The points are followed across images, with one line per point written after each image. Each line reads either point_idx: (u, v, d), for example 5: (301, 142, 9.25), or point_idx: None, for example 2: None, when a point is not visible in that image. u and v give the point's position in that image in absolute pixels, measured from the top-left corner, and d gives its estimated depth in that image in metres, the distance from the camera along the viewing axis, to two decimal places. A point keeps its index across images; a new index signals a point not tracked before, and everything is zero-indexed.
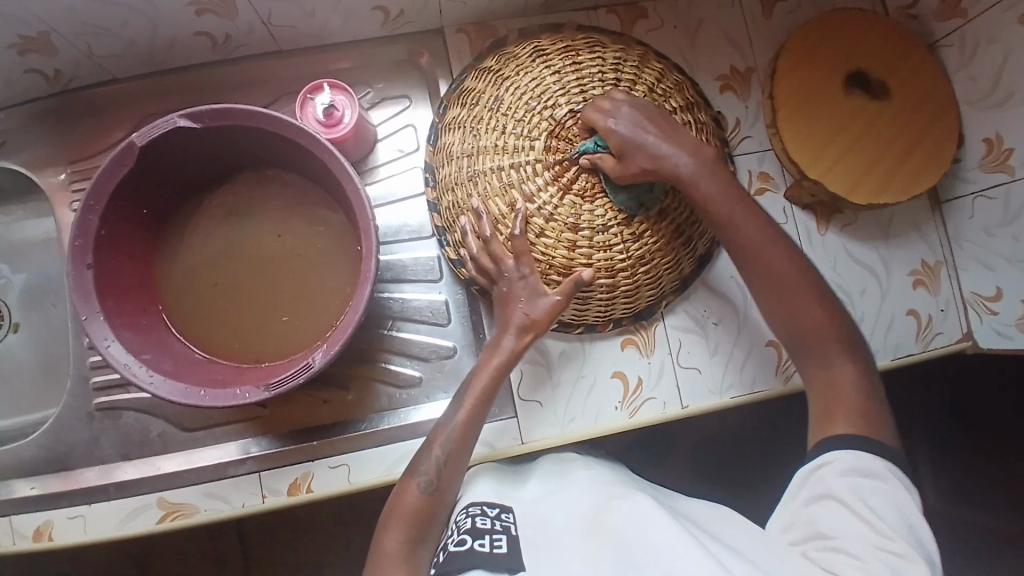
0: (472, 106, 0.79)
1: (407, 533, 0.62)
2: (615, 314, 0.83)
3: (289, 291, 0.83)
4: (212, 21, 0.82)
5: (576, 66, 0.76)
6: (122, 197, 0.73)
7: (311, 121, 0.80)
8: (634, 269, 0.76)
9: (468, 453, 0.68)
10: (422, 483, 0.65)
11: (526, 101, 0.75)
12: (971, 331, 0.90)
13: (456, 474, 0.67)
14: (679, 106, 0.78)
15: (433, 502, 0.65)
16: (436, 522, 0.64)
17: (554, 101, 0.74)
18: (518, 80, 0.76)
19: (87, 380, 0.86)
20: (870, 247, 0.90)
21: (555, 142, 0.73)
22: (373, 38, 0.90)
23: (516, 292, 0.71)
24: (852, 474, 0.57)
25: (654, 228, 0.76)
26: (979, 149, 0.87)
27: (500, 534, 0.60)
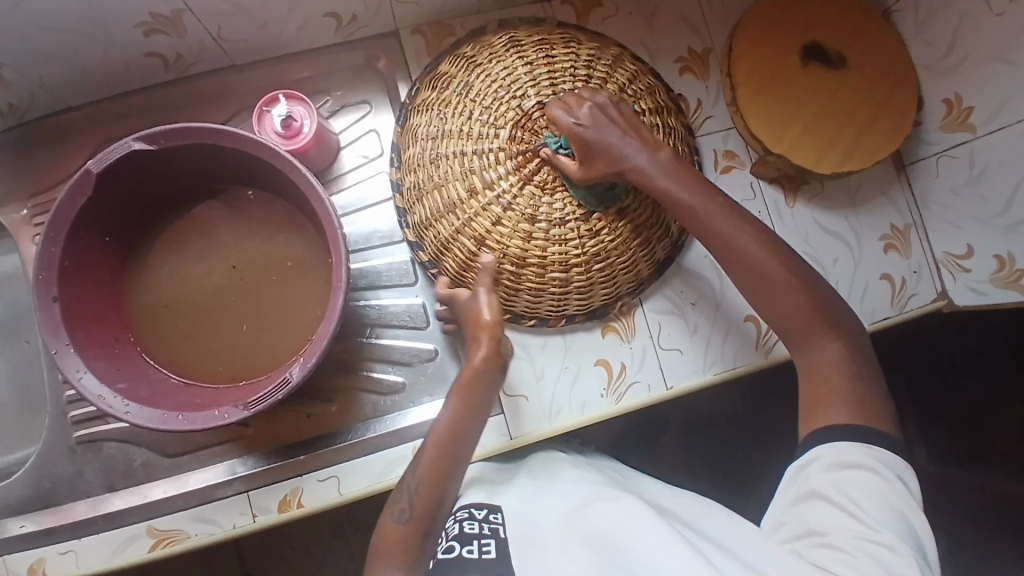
0: (442, 90, 0.79)
1: (387, 566, 0.59)
2: (569, 311, 0.83)
3: (261, 306, 0.83)
4: (163, 41, 0.81)
5: (549, 59, 0.77)
6: (84, 225, 0.72)
7: (270, 133, 0.79)
8: (588, 267, 0.77)
9: (452, 475, 0.64)
10: (400, 515, 0.62)
11: (495, 89, 0.75)
12: (945, 290, 0.91)
13: (435, 499, 0.62)
14: (649, 108, 0.79)
15: (412, 532, 0.61)
16: (419, 550, 0.61)
17: (522, 91, 0.75)
18: (491, 69, 0.77)
19: (65, 414, 0.85)
20: (840, 216, 0.91)
21: (522, 130, 0.74)
22: (329, 46, 0.89)
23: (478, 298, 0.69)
24: (839, 466, 0.56)
25: (613, 227, 0.76)
26: (939, 110, 0.88)
27: (488, 538, 0.61)
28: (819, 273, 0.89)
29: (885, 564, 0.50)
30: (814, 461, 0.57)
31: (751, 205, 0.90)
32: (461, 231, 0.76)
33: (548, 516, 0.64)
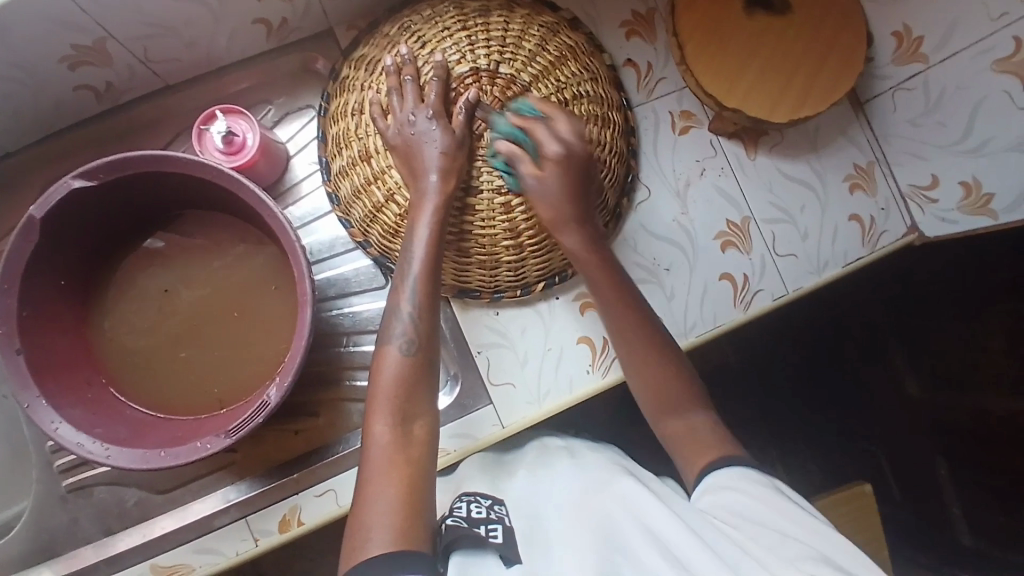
0: (377, 52, 0.79)
1: (394, 414, 0.61)
2: (501, 283, 0.83)
3: (228, 327, 0.81)
4: (91, 70, 0.78)
5: (489, 25, 0.78)
6: (37, 273, 0.70)
7: (214, 152, 0.77)
8: (494, 240, 0.78)
9: (427, 389, 0.64)
10: (400, 346, 0.64)
11: (438, 47, 0.76)
12: (915, 223, 0.90)
13: (430, 330, 0.66)
14: (582, 73, 0.80)
15: (414, 357, 0.64)
16: (424, 379, 0.64)
17: (465, 53, 0.75)
18: (445, 29, 0.77)
19: (51, 464, 0.83)
20: (802, 162, 0.90)
21: (457, 85, 0.74)
22: (263, 53, 0.86)
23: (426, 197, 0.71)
24: (754, 484, 0.58)
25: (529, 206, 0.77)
26: (889, 43, 0.88)
27: (496, 523, 0.59)
28: (787, 222, 0.89)
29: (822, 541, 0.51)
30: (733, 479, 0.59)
31: (711, 162, 0.89)
32: (371, 188, 0.77)
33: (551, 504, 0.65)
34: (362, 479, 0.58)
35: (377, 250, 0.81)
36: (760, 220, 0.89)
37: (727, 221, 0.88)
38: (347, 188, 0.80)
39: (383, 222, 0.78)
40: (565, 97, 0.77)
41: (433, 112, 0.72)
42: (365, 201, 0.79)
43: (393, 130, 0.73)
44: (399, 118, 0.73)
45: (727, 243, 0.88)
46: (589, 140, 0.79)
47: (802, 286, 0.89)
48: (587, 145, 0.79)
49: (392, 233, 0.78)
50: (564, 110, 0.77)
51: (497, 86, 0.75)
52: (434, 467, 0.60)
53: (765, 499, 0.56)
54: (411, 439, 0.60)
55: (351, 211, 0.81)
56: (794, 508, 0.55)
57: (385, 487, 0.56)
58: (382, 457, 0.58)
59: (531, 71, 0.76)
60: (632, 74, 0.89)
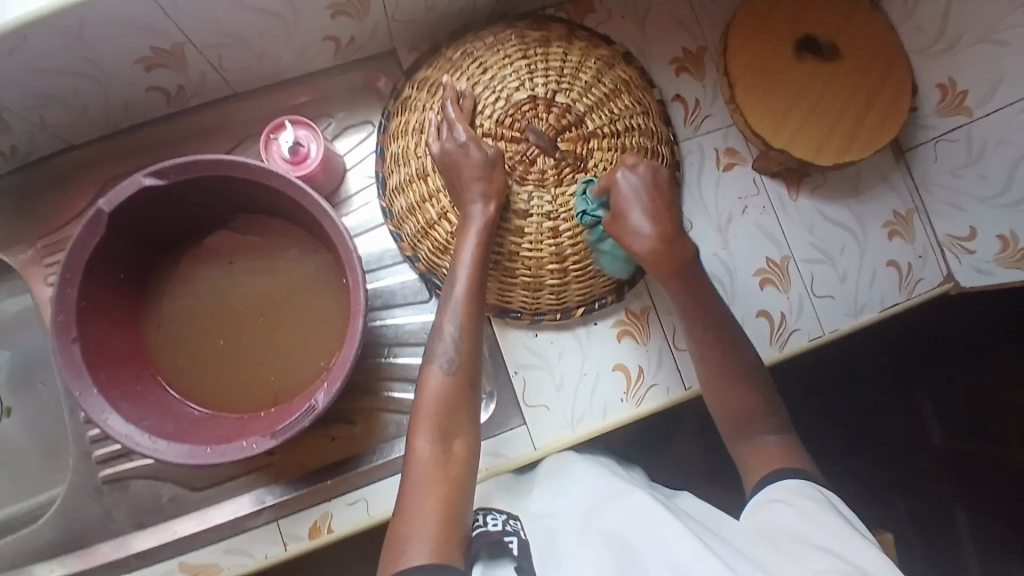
0: (439, 74, 0.81)
1: (435, 434, 0.62)
2: (543, 306, 0.84)
3: (273, 331, 0.83)
4: (165, 74, 0.81)
5: (548, 55, 0.80)
6: (98, 266, 0.72)
7: (279, 160, 0.79)
8: (541, 263, 0.80)
9: (468, 409, 0.65)
10: (442, 366, 0.66)
11: (498, 74, 0.79)
12: (951, 271, 0.93)
13: (472, 350, 0.68)
14: (635, 106, 0.82)
15: (456, 377, 0.66)
16: (467, 398, 0.65)
17: (523, 81, 0.78)
18: (506, 57, 0.80)
19: (88, 453, 0.85)
20: (843, 206, 0.92)
21: (516, 113, 0.77)
22: (327, 69, 0.89)
23: (474, 220, 0.73)
24: (803, 496, 0.58)
25: (577, 233, 0.78)
26: (934, 95, 0.90)
27: (512, 534, 0.60)
28: (826, 263, 0.90)
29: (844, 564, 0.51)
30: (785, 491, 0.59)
31: (753, 201, 0.91)
32: (425, 206, 0.80)
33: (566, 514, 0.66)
34: (402, 496, 0.59)
35: (424, 265, 0.83)
36: (799, 259, 0.90)
37: (767, 259, 0.90)
38: (401, 204, 0.82)
39: (434, 239, 0.80)
40: (619, 128, 0.80)
41: (465, 137, 0.74)
42: (418, 218, 0.81)
43: (442, 150, 0.75)
44: (444, 141, 0.75)
45: (766, 281, 0.89)
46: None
47: (838, 327, 0.89)
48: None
49: (442, 251, 0.80)
50: (616, 141, 0.79)
51: (554, 114, 0.77)
52: (473, 486, 0.60)
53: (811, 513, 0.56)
54: (451, 458, 0.61)
55: (403, 226, 0.83)
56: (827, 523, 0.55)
57: (424, 505, 0.57)
58: (423, 475, 0.59)
59: (587, 101, 0.79)
60: (681, 109, 0.92)
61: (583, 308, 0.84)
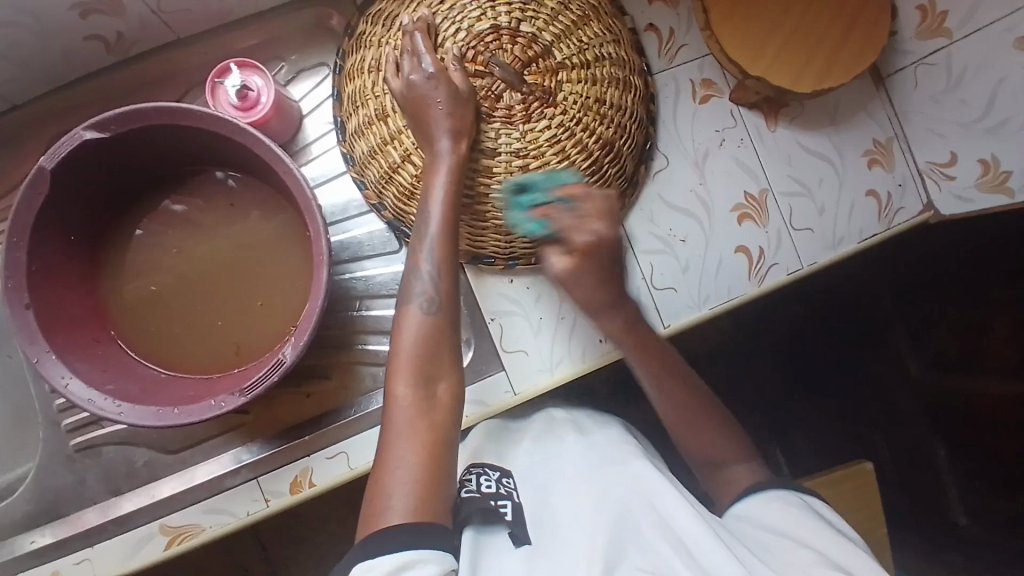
0: (396, 7, 0.77)
1: (415, 378, 0.60)
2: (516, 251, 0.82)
3: (240, 287, 0.80)
4: (103, 20, 0.76)
5: None
6: (46, 228, 0.69)
7: (227, 106, 0.75)
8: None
9: (449, 352, 0.63)
10: (420, 307, 0.64)
11: (459, 3, 0.74)
12: (931, 200, 0.90)
13: (451, 290, 0.66)
14: (604, 34, 0.78)
15: (435, 318, 0.64)
16: (447, 338, 0.63)
17: (486, 10, 0.74)
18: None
19: (58, 424, 0.82)
20: (822, 135, 0.89)
21: (478, 45, 0.73)
22: (276, 8, 0.84)
23: (438, 160, 0.70)
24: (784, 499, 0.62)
25: (548, 170, 0.75)
26: (913, 18, 0.86)
27: (505, 498, 0.62)
28: (805, 196, 0.88)
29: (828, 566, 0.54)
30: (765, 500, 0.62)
31: (730, 133, 0.88)
32: (387, 148, 0.76)
33: (555, 477, 0.67)
34: (382, 444, 0.58)
35: (391, 214, 0.80)
36: (777, 192, 0.88)
37: (745, 193, 0.88)
38: (361, 148, 0.78)
39: (399, 184, 0.77)
40: (588, 58, 0.76)
41: (430, 71, 0.70)
42: (380, 162, 0.77)
43: (403, 88, 0.72)
44: (407, 76, 0.71)
45: (744, 216, 0.87)
46: (610, 103, 0.77)
47: (818, 260, 0.88)
48: (608, 109, 0.77)
49: (407, 196, 0.77)
50: (586, 71, 0.76)
51: (518, 45, 0.73)
52: (458, 430, 0.59)
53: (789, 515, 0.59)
54: (434, 401, 0.59)
55: (366, 172, 0.79)
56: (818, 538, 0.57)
57: (404, 450, 0.56)
58: (404, 420, 0.58)
59: (553, 30, 0.75)
60: (654, 39, 0.88)
61: None
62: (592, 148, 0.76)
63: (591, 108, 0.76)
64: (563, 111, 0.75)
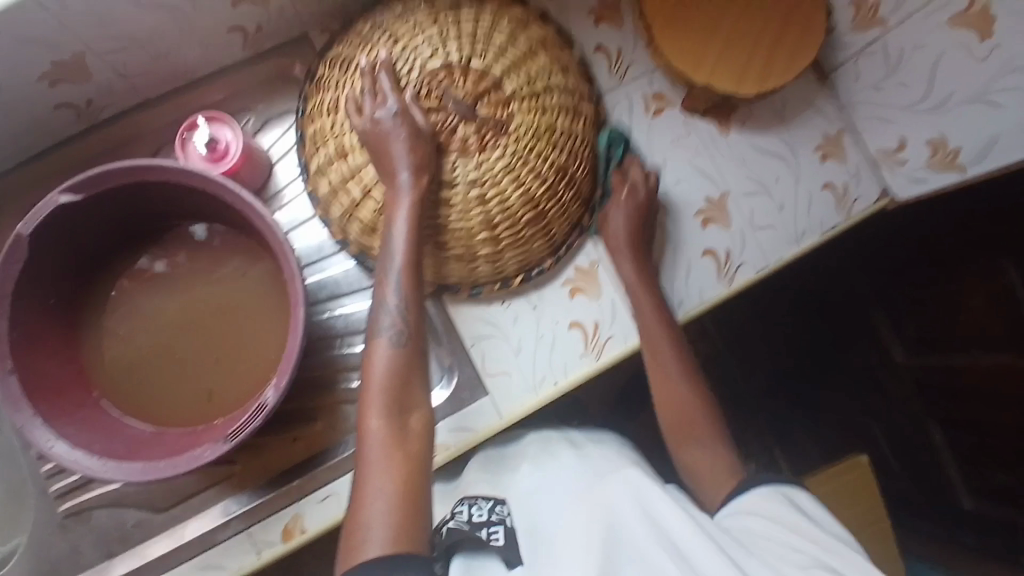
0: (351, 51, 0.80)
1: (387, 410, 0.61)
2: (481, 276, 0.83)
3: (221, 336, 0.81)
4: (70, 88, 0.78)
5: (458, 20, 0.79)
6: (24, 294, 0.70)
7: (196, 159, 0.77)
8: (470, 234, 0.79)
9: (418, 384, 0.64)
10: (389, 339, 0.65)
11: (411, 43, 0.77)
12: (886, 186, 0.93)
13: (417, 322, 0.67)
14: (552, 62, 0.81)
15: (404, 349, 0.65)
16: (417, 369, 0.64)
17: (438, 48, 0.77)
18: (418, 25, 0.79)
19: (47, 490, 0.82)
20: (774, 136, 0.92)
21: (431, 81, 0.76)
22: (238, 63, 0.87)
23: (399, 194, 0.72)
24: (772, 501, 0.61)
25: (505, 198, 0.78)
26: (848, 11, 0.89)
27: (497, 525, 0.62)
28: (763, 195, 0.91)
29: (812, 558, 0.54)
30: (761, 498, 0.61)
31: (685, 142, 0.91)
32: (349, 185, 0.79)
33: (553, 501, 0.66)
34: (358, 480, 0.58)
35: (356, 248, 0.82)
36: (736, 194, 0.91)
37: (706, 198, 0.90)
38: (324, 186, 0.81)
39: (360, 220, 0.79)
40: (538, 87, 0.79)
41: (395, 108, 0.73)
42: (343, 199, 0.80)
43: (366, 125, 0.74)
44: (372, 115, 0.74)
45: (707, 220, 0.90)
46: (562, 131, 0.80)
47: (782, 256, 0.91)
48: (560, 136, 0.80)
49: (370, 229, 0.79)
50: (538, 101, 0.79)
51: (471, 79, 0.76)
52: (431, 460, 0.61)
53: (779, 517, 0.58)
54: (407, 433, 0.61)
55: (330, 210, 0.82)
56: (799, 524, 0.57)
57: (379, 484, 0.57)
58: (379, 454, 0.59)
59: (503, 63, 0.78)
60: (603, 59, 0.92)
61: (522, 276, 0.84)
62: (546, 175, 0.79)
63: (545, 134, 0.79)
64: (516, 140, 0.77)
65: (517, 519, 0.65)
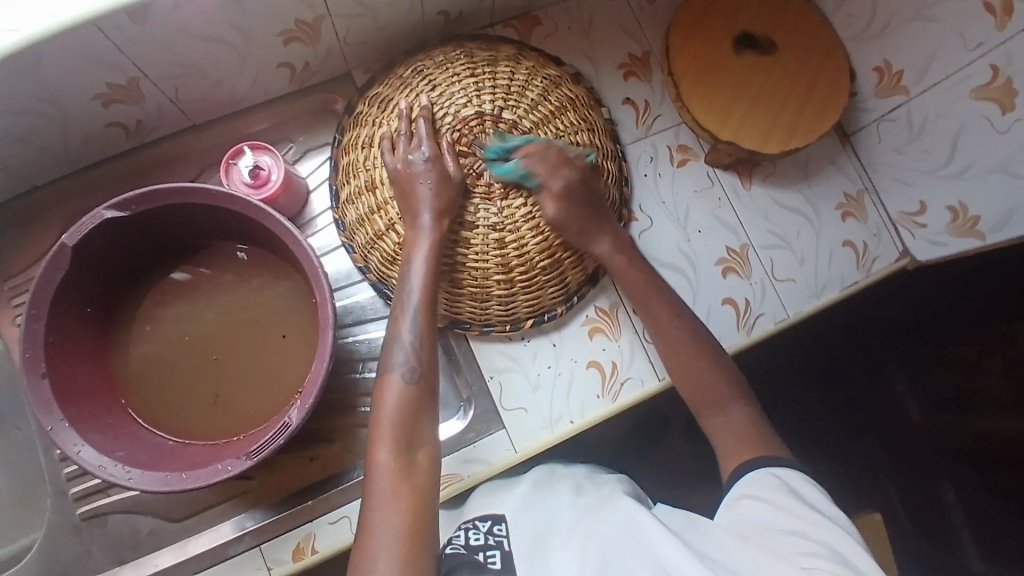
0: (389, 93, 0.84)
1: (397, 444, 0.63)
2: (490, 318, 0.85)
3: (248, 354, 0.83)
4: (123, 108, 0.81)
5: (494, 73, 0.83)
6: (64, 300, 0.72)
7: (239, 185, 0.80)
8: (486, 274, 0.81)
9: (426, 421, 0.66)
10: (403, 374, 0.68)
11: (448, 91, 0.81)
12: (906, 247, 0.97)
13: (430, 359, 0.70)
14: (579, 120, 0.85)
15: (415, 386, 0.67)
16: (427, 406, 0.67)
17: (474, 99, 0.81)
18: (455, 75, 0.82)
19: (65, 493, 0.83)
20: (796, 193, 0.95)
21: (463, 128, 0.80)
22: (286, 94, 0.91)
23: (422, 235, 0.75)
24: (768, 485, 0.58)
25: (522, 244, 0.80)
26: (872, 79, 0.92)
27: (494, 548, 0.64)
28: (785, 249, 0.93)
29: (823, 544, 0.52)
30: (755, 482, 0.59)
31: (709, 193, 0.94)
32: (374, 217, 0.82)
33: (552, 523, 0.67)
34: (366, 510, 0.59)
35: (375, 275, 0.85)
36: (758, 246, 0.93)
37: (728, 248, 0.92)
38: (352, 214, 0.84)
39: (383, 249, 0.82)
40: (563, 144, 0.82)
41: (428, 152, 0.77)
42: (367, 229, 0.83)
43: (398, 164, 0.77)
44: (405, 156, 0.77)
45: (728, 269, 0.92)
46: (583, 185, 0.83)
47: (802, 309, 0.92)
48: None
49: (390, 261, 0.82)
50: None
51: (500, 131, 0.80)
52: (438, 493, 0.62)
53: (779, 503, 0.56)
54: (416, 466, 0.62)
55: (355, 237, 0.85)
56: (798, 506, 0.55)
57: (389, 512, 0.58)
58: (387, 484, 0.60)
59: (532, 118, 0.82)
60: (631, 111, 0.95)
61: (532, 320, 0.86)
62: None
63: None
64: (538, 191, 0.80)
65: (518, 533, 0.66)
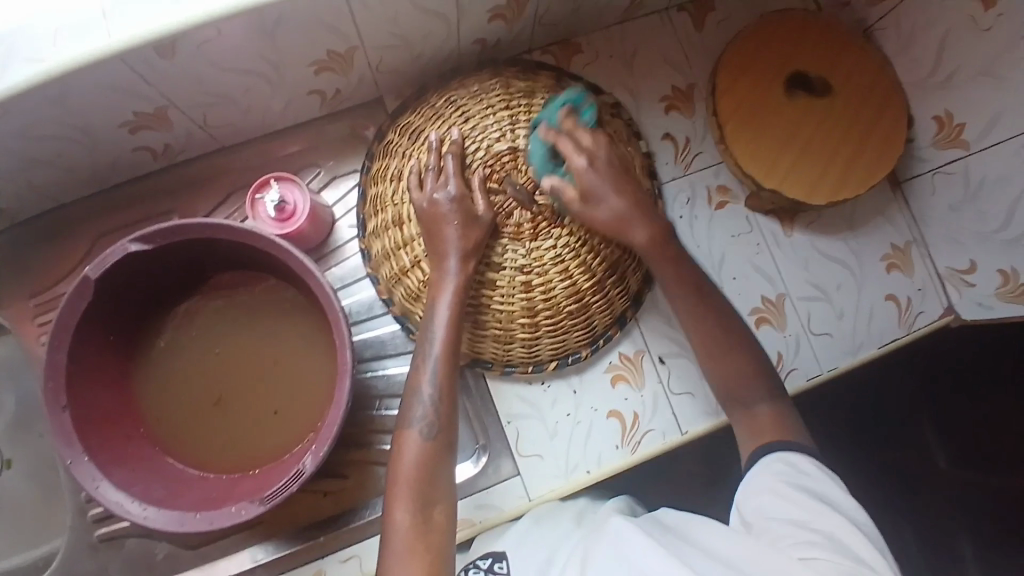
0: (418, 124, 0.81)
1: (415, 503, 0.62)
2: (514, 358, 0.83)
3: (266, 385, 0.83)
4: (150, 134, 0.79)
5: (530, 106, 0.80)
6: (86, 330, 0.71)
7: (265, 219, 0.79)
8: (511, 317, 0.79)
9: (442, 477, 0.65)
10: (421, 430, 0.66)
11: (481, 124, 0.78)
12: (952, 304, 0.91)
13: (450, 412, 0.68)
14: (615, 156, 0.81)
15: (435, 441, 0.66)
16: (444, 461, 0.66)
17: (507, 134, 0.78)
18: (489, 107, 0.79)
19: (84, 512, 0.84)
20: (839, 241, 0.91)
21: (495, 164, 0.77)
22: (316, 118, 0.89)
23: (445, 278, 0.73)
24: (777, 470, 0.59)
25: (550, 288, 0.78)
26: (930, 126, 0.87)
27: None
28: (823, 301, 0.90)
29: (827, 535, 0.52)
30: (762, 467, 0.60)
31: (746, 238, 0.90)
32: (399, 252, 0.80)
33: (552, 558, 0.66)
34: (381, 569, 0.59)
35: (399, 309, 0.83)
36: (795, 296, 0.89)
37: (763, 297, 0.89)
38: (377, 247, 0.82)
39: (407, 286, 0.80)
40: None
41: (453, 192, 0.74)
42: (392, 264, 0.81)
43: (424, 203, 0.75)
44: (431, 194, 0.74)
45: (762, 319, 0.88)
46: None
47: (837, 365, 0.89)
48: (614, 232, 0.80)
49: (414, 297, 0.80)
50: None
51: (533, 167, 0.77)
52: (453, 555, 0.61)
53: (785, 491, 0.57)
54: (431, 526, 0.61)
55: (380, 268, 0.83)
56: (808, 496, 0.56)
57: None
58: (403, 545, 0.59)
59: None
60: (670, 147, 0.91)
61: (556, 363, 0.84)
62: (594, 270, 0.79)
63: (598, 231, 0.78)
64: (568, 233, 0.77)
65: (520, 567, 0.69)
